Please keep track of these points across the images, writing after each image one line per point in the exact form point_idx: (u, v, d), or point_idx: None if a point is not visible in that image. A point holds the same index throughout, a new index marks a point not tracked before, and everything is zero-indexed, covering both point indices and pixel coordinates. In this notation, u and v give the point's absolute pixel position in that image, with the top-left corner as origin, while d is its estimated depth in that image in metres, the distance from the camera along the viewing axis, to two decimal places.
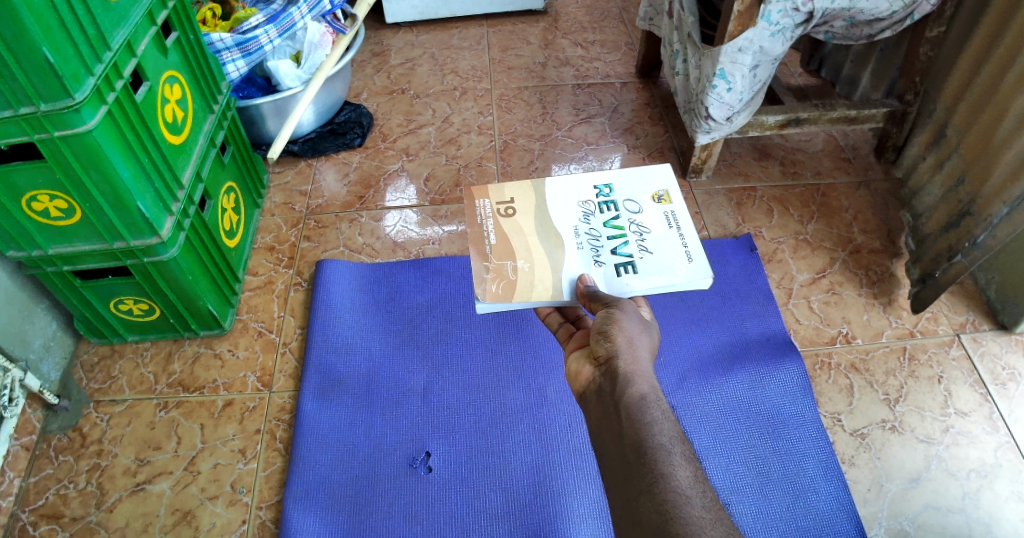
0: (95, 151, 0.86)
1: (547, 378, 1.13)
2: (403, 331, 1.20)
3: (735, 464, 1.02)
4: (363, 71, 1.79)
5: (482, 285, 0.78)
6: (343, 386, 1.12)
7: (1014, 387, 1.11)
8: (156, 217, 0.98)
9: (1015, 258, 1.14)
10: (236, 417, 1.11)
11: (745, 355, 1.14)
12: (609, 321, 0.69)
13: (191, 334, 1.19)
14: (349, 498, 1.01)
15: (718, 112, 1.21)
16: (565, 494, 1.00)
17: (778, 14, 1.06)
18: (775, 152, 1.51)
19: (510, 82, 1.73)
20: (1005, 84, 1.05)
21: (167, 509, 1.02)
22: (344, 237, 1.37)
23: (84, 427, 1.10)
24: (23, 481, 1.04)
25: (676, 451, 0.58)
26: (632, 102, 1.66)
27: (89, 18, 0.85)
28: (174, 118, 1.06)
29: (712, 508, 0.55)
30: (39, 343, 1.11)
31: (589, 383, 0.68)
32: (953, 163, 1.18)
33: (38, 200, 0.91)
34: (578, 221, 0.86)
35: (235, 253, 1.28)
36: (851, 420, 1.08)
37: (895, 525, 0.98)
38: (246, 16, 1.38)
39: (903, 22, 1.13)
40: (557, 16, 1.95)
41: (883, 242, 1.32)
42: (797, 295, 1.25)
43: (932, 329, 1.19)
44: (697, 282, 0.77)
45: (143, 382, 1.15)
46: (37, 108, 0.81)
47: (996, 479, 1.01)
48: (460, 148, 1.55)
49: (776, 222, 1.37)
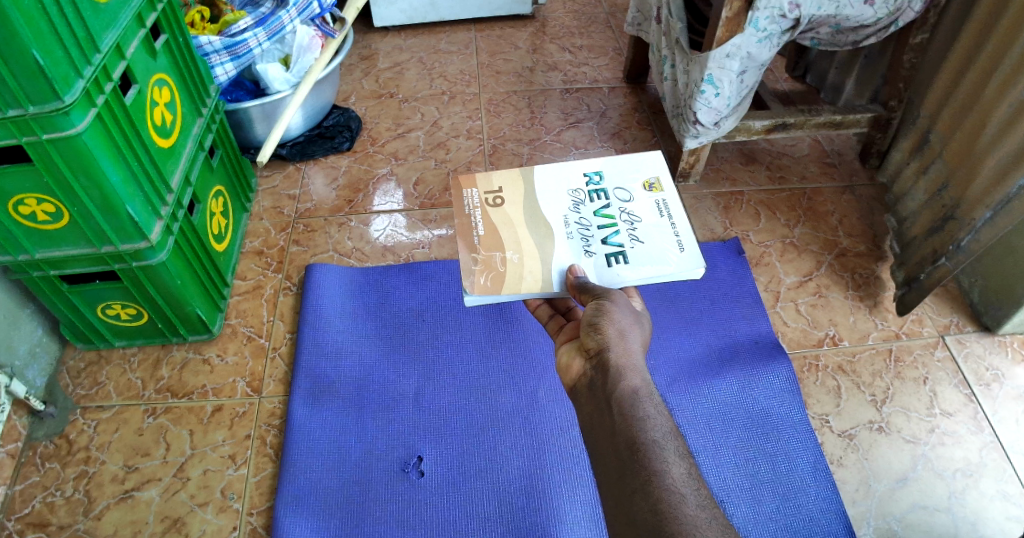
0: (84, 154, 0.85)
1: (539, 381, 1.13)
2: (393, 336, 1.19)
3: (728, 465, 1.03)
4: (352, 75, 1.78)
5: (471, 278, 0.78)
6: (333, 391, 1.12)
7: (997, 388, 1.13)
8: (145, 221, 0.97)
9: (999, 261, 1.15)
10: (226, 422, 1.10)
11: (733, 358, 1.15)
12: (599, 313, 0.69)
13: (179, 339, 1.18)
14: (341, 504, 1.00)
15: (706, 117, 1.22)
16: (557, 498, 1.00)
17: (766, 20, 1.08)
18: (761, 156, 1.53)
19: (499, 86, 1.73)
20: (988, 90, 1.07)
21: (156, 516, 1.00)
22: (333, 241, 1.36)
23: (71, 434, 1.08)
24: (9, 490, 1.02)
25: (670, 447, 0.58)
26: (620, 107, 1.67)
27: (79, 20, 0.84)
28: (162, 121, 1.05)
29: (706, 505, 0.55)
30: (25, 348, 1.09)
31: (580, 376, 0.68)
32: (936, 169, 1.21)
33: (25, 204, 0.90)
34: (568, 211, 0.86)
35: (224, 258, 1.27)
36: (839, 421, 1.10)
37: (883, 525, 0.99)
38: (234, 19, 1.37)
39: (887, 29, 1.16)
40: (545, 21, 1.96)
41: (868, 246, 1.34)
42: (785, 297, 1.26)
43: (918, 331, 1.21)
44: (689, 272, 0.77)
45: (131, 388, 1.14)
46: (25, 111, 0.80)
47: (981, 478, 1.03)
48: (449, 153, 1.56)
49: (763, 226, 1.39)
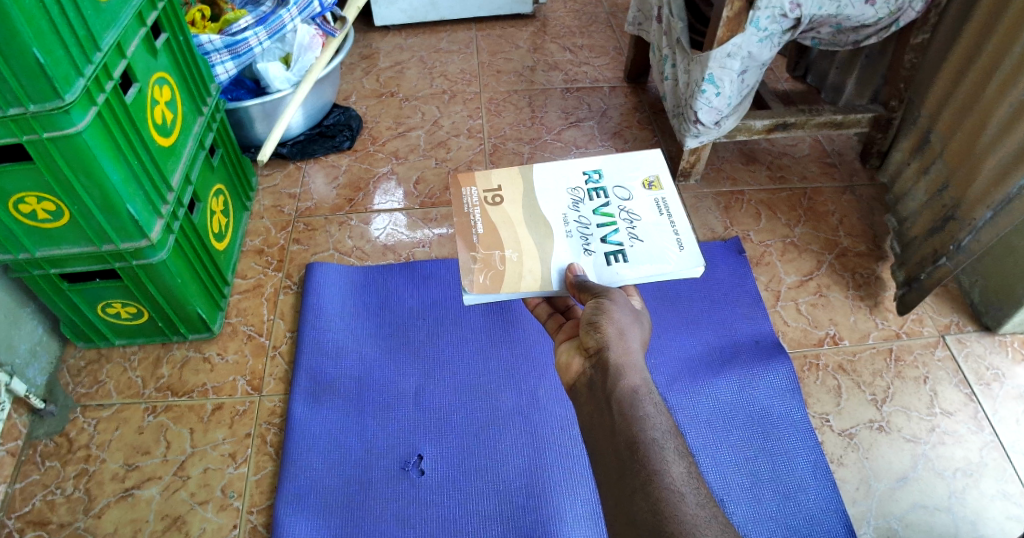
0: (84, 153, 0.85)
1: (539, 380, 1.13)
2: (393, 335, 1.19)
3: (728, 464, 1.03)
4: (352, 74, 1.78)
5: (470, 276, 0.78)
6: (333, 390, 1.12)
7: (998, 387, 1.13)
8: (146, 220, 0.97)
9: (1000, 261, 1.15)
10: (226, 421, 1.10)
11: (733, 357, 1.15)
12: (599, 312, 0.69)
13: (179, 337, 1.18)
14: (341, 503, 1.00)
15: (706, 117, 1.22)
16: (558, 497, 1.00)
17: (766, 19, 1.08)
18: (762, 156, 1.53)
19: (500, 86, 1.73)
20: (988, 91, 1.07)
21: (156, 515, 1.00)
22: (333, 240, 1.36)
23: (72, 432, 1.08)
24: (10, 488, 1.02)
25: (670, 447, 0.58)
26: (620, 107, 1.67)
27: (80, 19, 0.84)
28: (163, 120, 1.05)
29: (706, 505, 0.55)
30: (25, 347, 1.09)
31: (579, 375, 0.68)
32: (937, 168, 1.20)
33: (25, 202, 0.90)
34: (567, 209, 0.86)
35: (224, 257, 1.27)
36: (839, 420, 1.10)
37: (883, 524, 0.99)
38: (235, 18, 1.37)
39: (889, 29, 1.15)
40: (545, 20, 1.96)
41: (868, 245, 1.34)
42: (786, 297, 1.26)
43: (918, 331, 1.21)
44: (689, 270, 0.77)
45: (131, 387, 1.14)
46: (26, 110, 0.80)
47: (981, 478, 1.03)
48: (450, 152, 1.55)
49: (763, 226, 1.39)
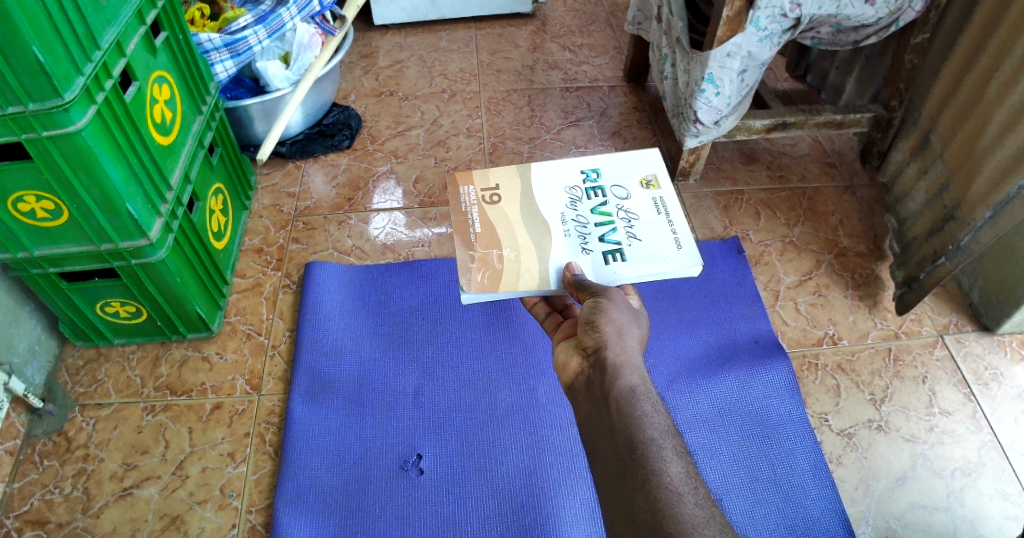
0: (84, 152, 0.85)
1: (539, 379, 1.13)
2: (392, 334, 1.19)
3: (727, 463, 1.03)
4: (352, 73, 1.78)
5: (468, 276, 0.78)
6: (332, 389, 1.12)
7: (996, 387, 1.13)
8: (145, 219, 0.97)
9: (999, 261, 1.16)
10: (225, 420, 1.10)
11: (732, 357, 1.15)
12: (597, 310, 0.69)
13: (178, 337, 1.18)
14: (340, 502, 1.00)
15: (706, 116, 1.22)
16: (558, 496, 1.00)
17: (766, 19, 1.08)
18: (761, 156, 1.53)
19: (499, 85, 1.73)
20: (988, 92, 1.07)
21: (155, 514, 1.00)
22: (332, 239, 1.36)
23: (70, 432, 1.08)
24: (8, 487, 1.02)
25: (668, 446, 0.58)
26: (620, 106, 1.67)
27: (80, 17, 0.84)
28: (162, 118, 1.05)
29: (705, 504, 0.55)
30: (24, 346, 1.09)
31: (578, 374, 0.68)
32: (937, 170, 1.21)
33: (24, 201, 0.90)
34: (565, 207, 0.86)
35: (223, 255, 1.27)
36: (839, 420, 1.10)
37: (882, 524, 0.99)
38: (234, 17, 1.37)
39: (888, 29, 1.16)
40: (545, 20, 1.96)
41: (867, 245, 1.34)
42: (785, 297, 1.26)
43: (917, 330, 1.21)
44: (686, 269, 0.77)
45: (130, 386, 1.14)
46: (25, 108, 0.79)
47: (979, 477, 1.03)
48: (449, 151, 1.55)
49: (763, 225, 1.39)
